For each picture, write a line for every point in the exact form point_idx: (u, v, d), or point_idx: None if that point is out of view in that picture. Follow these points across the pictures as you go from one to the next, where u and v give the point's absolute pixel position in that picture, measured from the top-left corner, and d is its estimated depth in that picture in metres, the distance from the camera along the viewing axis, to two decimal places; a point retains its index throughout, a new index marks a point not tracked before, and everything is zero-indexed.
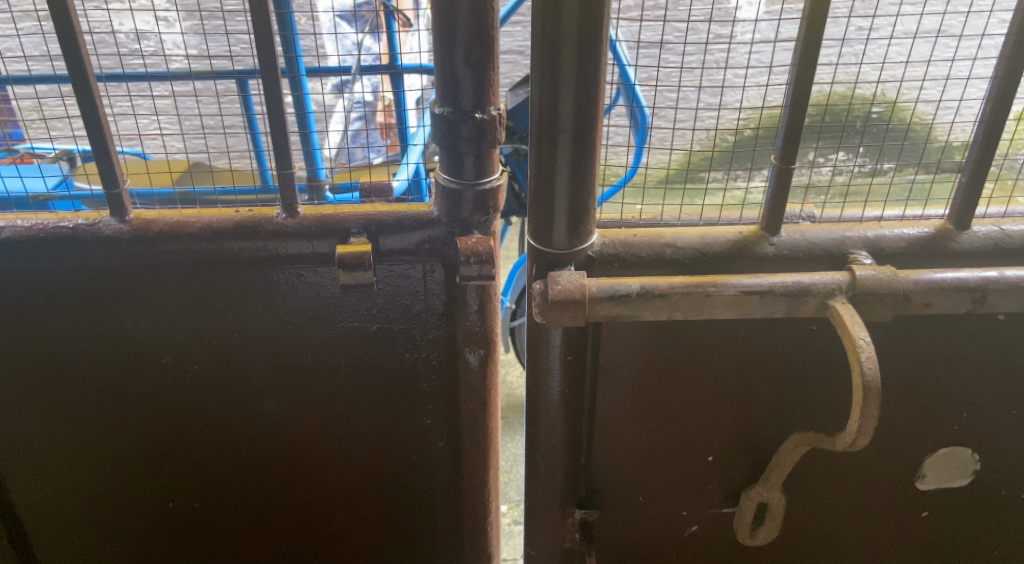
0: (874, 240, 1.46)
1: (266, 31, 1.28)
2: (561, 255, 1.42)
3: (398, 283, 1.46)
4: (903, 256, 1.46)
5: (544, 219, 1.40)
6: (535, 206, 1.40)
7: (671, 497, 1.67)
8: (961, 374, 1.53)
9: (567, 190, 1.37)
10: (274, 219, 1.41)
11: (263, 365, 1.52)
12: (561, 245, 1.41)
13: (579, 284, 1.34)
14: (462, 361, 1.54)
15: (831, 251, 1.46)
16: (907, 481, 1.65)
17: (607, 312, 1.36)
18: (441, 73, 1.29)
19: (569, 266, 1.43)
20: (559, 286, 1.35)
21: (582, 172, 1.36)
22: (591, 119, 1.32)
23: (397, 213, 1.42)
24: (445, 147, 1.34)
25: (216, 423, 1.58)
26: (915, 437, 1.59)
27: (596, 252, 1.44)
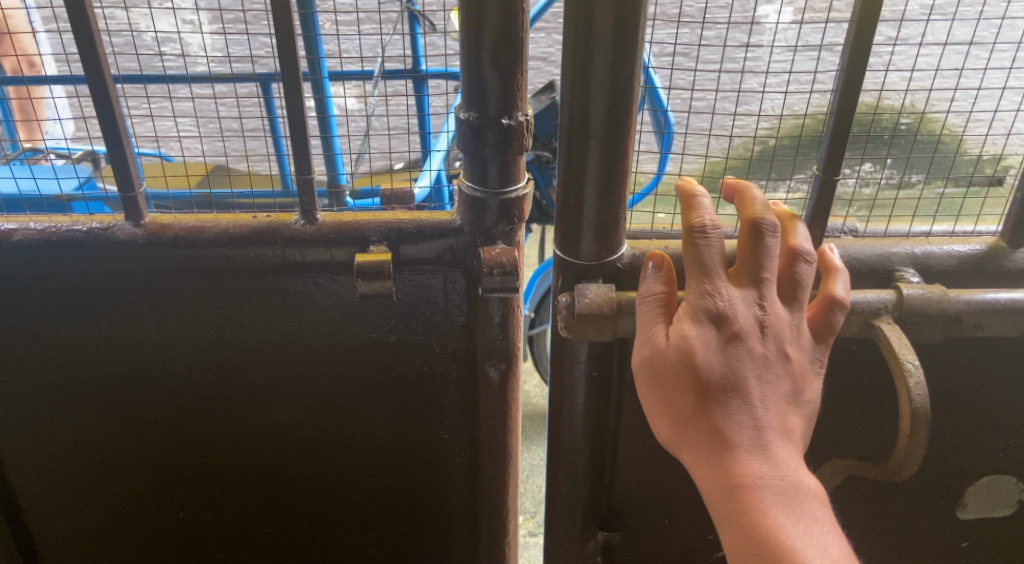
0: (923, 257, 1.41)
1: (288, 30, 1.23)
2: (586, 268, 1.37)
3: (417, 293, 1.42)
4: (953, 275, 1.41)
5: (571, 231, 1.36)
6: (562, 217, 1.36)
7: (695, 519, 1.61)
8: (1007, 399, 1.47)
9: (596, 199, 1.32)
10: (292, 225, 1.35)
11: (279, 375, 1.48)
12: (588, 257, 1.36)
13: (607, 296, 1.32)
14: (483, 375, 1.50)
15: (876, 269, 1.40)
16: (947, 510, 1.58)
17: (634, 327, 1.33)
18: (469, 77, 1.25)
19: (597, 278, 1.38)
20: (586, 299, 1.32)
21: (613, 184, 1.31)
22: (623, 124, 1.27)
23: (418, 222, 1.37)
24: (470, 153, 1.30)
25: (229, 433, 1.54)
26: (957, 463, 1.53)
27: (624, 264, 1.39)
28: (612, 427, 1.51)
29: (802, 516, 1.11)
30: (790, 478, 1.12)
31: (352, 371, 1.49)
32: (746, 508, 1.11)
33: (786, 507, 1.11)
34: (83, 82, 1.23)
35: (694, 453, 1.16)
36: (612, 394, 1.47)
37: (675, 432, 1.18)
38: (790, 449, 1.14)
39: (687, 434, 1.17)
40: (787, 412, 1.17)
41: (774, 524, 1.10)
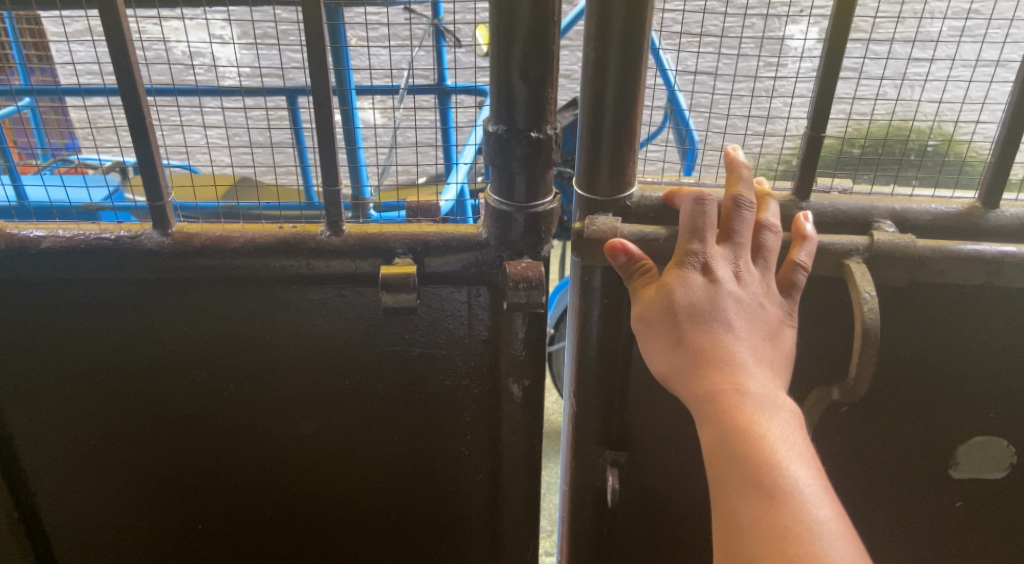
0: (900, 212, 1.40)
1: (319, 40, 1.22)
2: (601, 203, 1.39)
3: (442, 307, 1.42)
4: (929, 231, 1.40)
5: (589, 165, 1.37)
6: (586, 156, 1.36)
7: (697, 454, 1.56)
8: (1001, 356, 1.45)
9: (611, 133, 1.33)
10: (317, 237, 1.34)
11: (301, 386, 1.48)
12: (606, 193, 1.38)
13: (610, 226, 1.34)
14: (504, 391, 1.49)
15: (854, 222, 1.40)
16: (941, 468, 1.55)
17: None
18: (497, 89, 1.24)
19: (608, 213, 1.39)
20: (593, 227, 1.34)
21: (627, 122, 1.32)
22: (639, 55, 1.28)
23: (443, 233, 1.35)
24: (497, 166, 1.29)
25: (248, 444, 1.53)
26: (953, 416, 1.50)
27: (633, 204, 1.40)
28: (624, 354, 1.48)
29: (779, 422, 1.13)
30: (766, 390, 1.15)
31: (373, 385, 1.49)
32: (724, 409, 1.13)
33: (765, 411, 1.13)
34: (117, 91, 1.23)
35: (681, 374, 1.19)
36: (623, 321, 1.46)
37: (663, 360, 1.22)
38: (768, 372, 1.17)
39: (675, 362, 1.20)
40: (768, 345, 1.20)
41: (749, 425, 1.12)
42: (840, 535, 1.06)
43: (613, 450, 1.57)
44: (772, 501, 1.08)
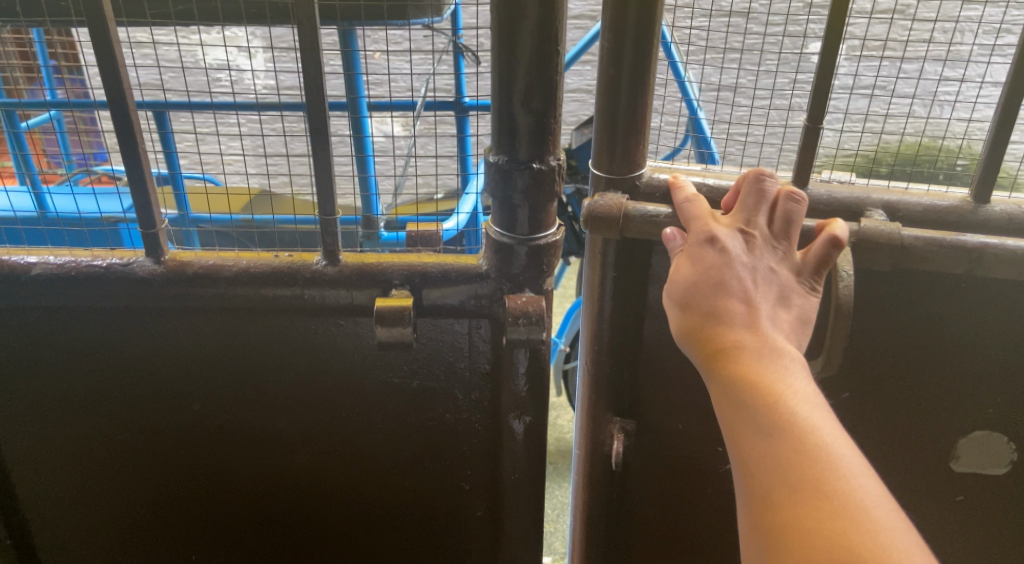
0: (890, 201, 1.37)
1: (315, 66, 1.18)
2: (611, 180, 1.39)
3: (441, 339, 1.38)
4: (920, 224, 1.36)
5: (603, 143, 1.38)
6: (600, 133, 1.37)
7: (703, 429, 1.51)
8: (998, 348, 1.38)
9: (624, 108, 1.34)
10: (312, 266, 1.30)
11: (296, 417, 1.44)
12: (618, 171, 1.39)
13: (616, 204, 1.34)
14: (506, 426, 1.45)
15: (840, 210, 1.37)
16: (939, 464, 1.47)
17: (640, 234, 1.34)
18: (499, 119, 1.20)
19: (619, 191, 1.40)
20: (599, 201, 1.35)
21: (639, 100, 1.34)
22: (651, 30, 1.29)
23: (442, 265, 1.31)
24: (499, 198, 1.25)
25: (243, 474, 1.49)
26: (950, 407, 1.42)
27: (643, 184, 1.40)
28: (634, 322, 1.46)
29: (791, 372, 1.05)
30: (773, 342, 1.06)
31: (370, 418, 1.45)
32: (737, 358, 1.06)
33: (782, 357, 1.05)
34: (108, 114, 1.20)
35: (697, 332, 1.10)
36: (634, 288, 1.44)
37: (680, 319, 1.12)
38: (777, 328, 1.08)
39: (691, 322, 1.11)
40: (779, 305, 1.10)
41: (759, 377, 1.04)
42: (869, 481, 0.99)
43: (620, 418, 1.52)
44: (793, 450, 1.00)
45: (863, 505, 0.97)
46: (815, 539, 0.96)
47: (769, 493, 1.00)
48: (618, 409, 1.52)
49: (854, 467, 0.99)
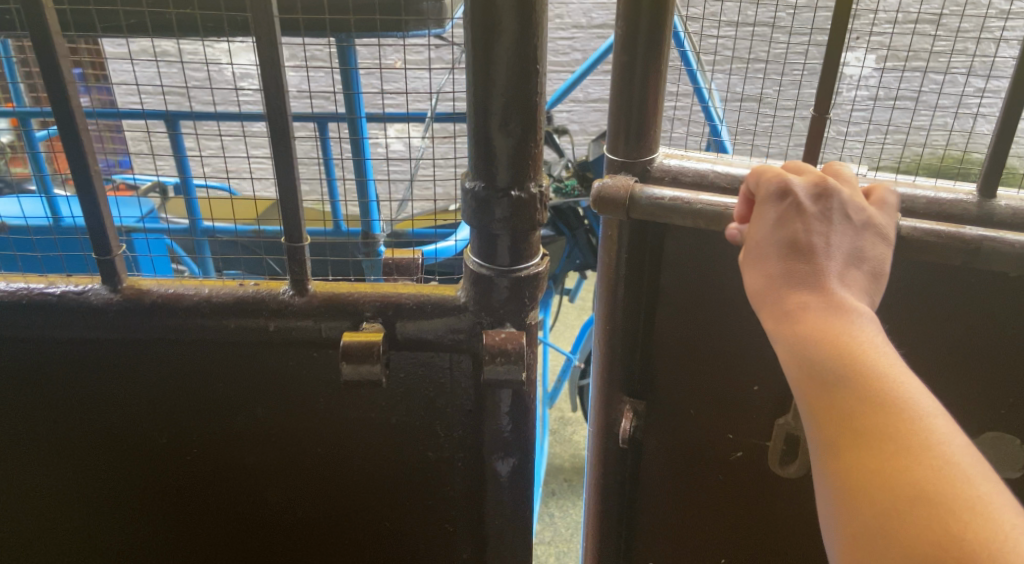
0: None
1: (277, 84, 1.09)
2: (626, 162, 1.47)
3: (418, 375, 1.29)
4: (922, 216, 1.34)
5: (618, 129, 1.45)
6: (615, 117, 1.45)
7: (714, 413, 1.57)
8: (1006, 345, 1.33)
9: (637, 94, 1.41)
10: (279, 296, 1.22)
11: (268, 453, 1.35)
12: (634, 152, 1.46)
13: (625, 185, 1.39)
14: (489, 468, 1.35)
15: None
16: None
17: (648, 212, 1.39)
18: (476, 144, 1.11)
19: (629, 174, 1.47)
20: (608, 182, 1.41)
21: (653, 81, 1.41)
22: (663, 23, 1.37)
23: (418, 297, 1.22)
24: (477, 227, 1.16)
25: (215, 510, 1.40)
26: (958, 406, 1.38)
27: (654, 169, 1.48)
28: (646, 307, 1.53)
29: (856, 317, 1.00)
30: (840, 298, 1.01)
31: (348, 456, 1.36)
32: (803, 324, 1.01)
33: (851, 314, 1.00)
34: (58, 133, 1.12)
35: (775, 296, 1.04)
36: (646, 270, 1.50)
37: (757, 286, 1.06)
38: (848, 282, 1.04)
39: (770, 286, 1.05)
40: (851, 258, 1.06)
41: (822, 326, 1.00)
42: (946, 421, 0.93)
43: (632, 399, 1.61)
44: (860, 396, 0.95)
45: (939, 445, 0.91)
46: (892, 486, 0.90)
47: (839, 444, 0.95)
48: (631, 391, 1.61)
49: (928, 407, 0.93)
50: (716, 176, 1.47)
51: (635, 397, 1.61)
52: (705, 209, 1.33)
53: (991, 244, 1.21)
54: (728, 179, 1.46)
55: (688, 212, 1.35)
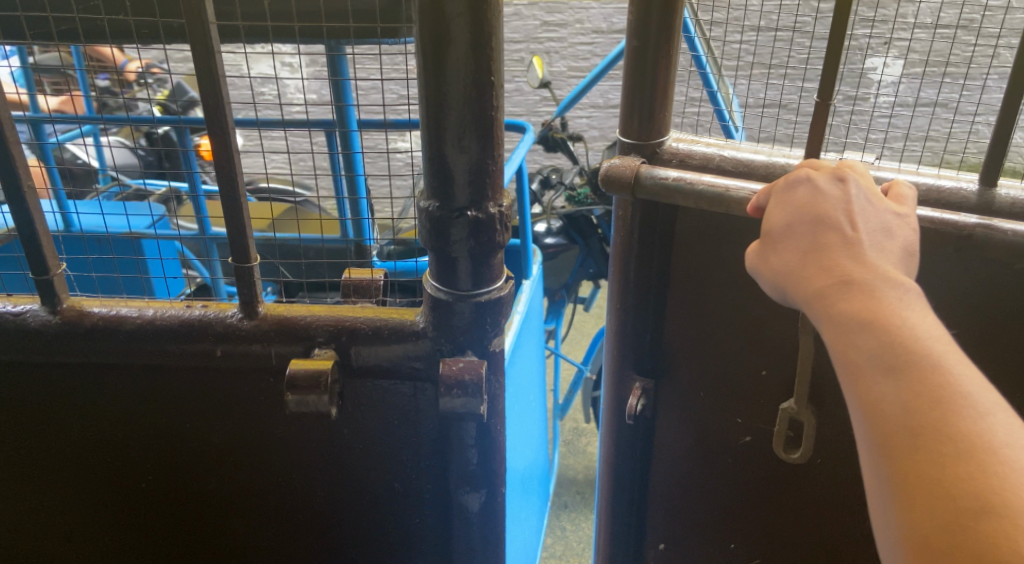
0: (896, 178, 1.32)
1: (216, 95, 1.02)
2: (637, 145, 1.46)
3: (378, 405, 1.21)
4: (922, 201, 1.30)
5: (629, 110, 1.44)
6: (628, 100, 1.44)
7: (721, 394, 1.52)
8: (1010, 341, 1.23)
9: (648, 75, 1.40)
10: (227, 319, 1.15)
11: (226, 482, 1.28)
12: (645, 135, 1.45)
13: (630, 165, 1.40)
14: (456, 502, 1.27)
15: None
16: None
17: (652, 193, 1.39)
18: (429, 162, 1.02)
19: (638, 156, 1.46)
20: (615, 162, 1.42)
21: (665, 69, 1.41)
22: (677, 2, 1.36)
23: (375, 321, 1.15)
24: (433, 251, 1.08)
25: (175, 540, 1.33)
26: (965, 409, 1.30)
27: (663, 151, 1.46)
28: (657, 284, 1.50)
29: (904, 300, 0.93)
30: (887, 277, 0.95)
31: (311, 487, 1.28)
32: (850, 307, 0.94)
33: (900, 295, 0.93)
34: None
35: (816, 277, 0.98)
36: (657, 254, 1.48)
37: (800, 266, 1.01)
38: (888, 262, 0.98)
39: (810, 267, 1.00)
40: (879, 233, 1.02)
41: (852, 301, 0.95)
42: (1005, 417, 0.85)
43: (642, 377, 1.58)
44: (911, 388, 0.88)
45: (1000, 444, 0.84)
46: (938, 461, 0.85)
47: (887, 439, 0.88)
48: (642, 368, 1.58)
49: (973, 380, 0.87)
50: (723, 160, 1.45)
51: (646, 373, 1.58)
52: (704, 189, 1.32)
53: (984, 232, 1.19)
54: (734, 164, 1.44)
55: (689, 192, 1.34)
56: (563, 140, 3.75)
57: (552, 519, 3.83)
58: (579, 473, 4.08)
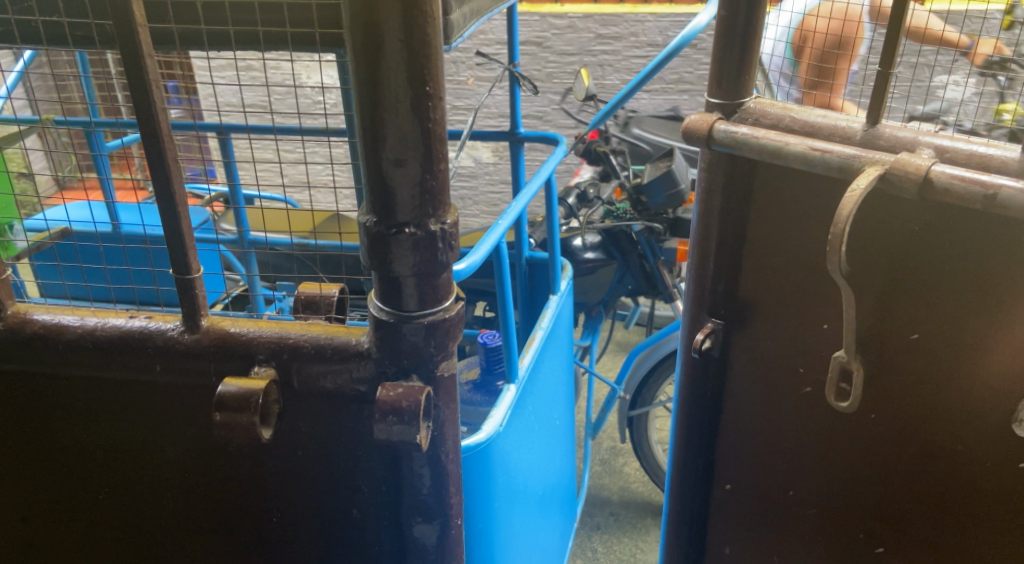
0: (941, 144, 1.39)
1: (146, 103, 0.99)
2: (721, 104, 1.62)
3: (322, 429, 1.15)
4: (963, 165, 1.37)
5: (720, 74, 1.62)
6: (717, 67, 1.62)
7: (788, 345, 1.60)
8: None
9: (740, 39, 1.59)
10: (167, 332, 1.11)
11: (178, 500, 1.23)
12: (730, 95, 1.61)
13: (707, 119, 1.56)
14: (409, 531, 1.20)
15: (897, 149, 1.43)
16: (998, 429, 1.33)
17: (723, 145, 1.53)
18: (369, 178, 0.97)
19: (722, 113, 1.62)
20: (693, 118, 1.58)
21: (753, 31, 1.59)
22: None
23: (318, 340, 1.11)
24: (375, 271, 1.02)
25: (130, 556, 1.29)
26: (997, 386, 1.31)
27: (746, 109, 1.61)
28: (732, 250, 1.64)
29: None
30: None
31: (267, 509, 1.23)
32: None
33: None
34: None
35: None
36: (734, 215, 1.61)
37: None
38: None
39: None
40: None
41: None
42: None
43: (714, 318, 1.71)
44: None
45: None
46: None
47: None
48: (716, 311, 1.70)
49: None
50: (793, 121, 1.56)
51: (719, 316, 1.70)
52: (767, 143, 1.46)
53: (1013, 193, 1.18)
54: (801, 124, 1.54)
55: (755, 146, 1.48)
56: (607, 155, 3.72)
57: (583, 540, 3.73)
58: (613, 494, 3.98)
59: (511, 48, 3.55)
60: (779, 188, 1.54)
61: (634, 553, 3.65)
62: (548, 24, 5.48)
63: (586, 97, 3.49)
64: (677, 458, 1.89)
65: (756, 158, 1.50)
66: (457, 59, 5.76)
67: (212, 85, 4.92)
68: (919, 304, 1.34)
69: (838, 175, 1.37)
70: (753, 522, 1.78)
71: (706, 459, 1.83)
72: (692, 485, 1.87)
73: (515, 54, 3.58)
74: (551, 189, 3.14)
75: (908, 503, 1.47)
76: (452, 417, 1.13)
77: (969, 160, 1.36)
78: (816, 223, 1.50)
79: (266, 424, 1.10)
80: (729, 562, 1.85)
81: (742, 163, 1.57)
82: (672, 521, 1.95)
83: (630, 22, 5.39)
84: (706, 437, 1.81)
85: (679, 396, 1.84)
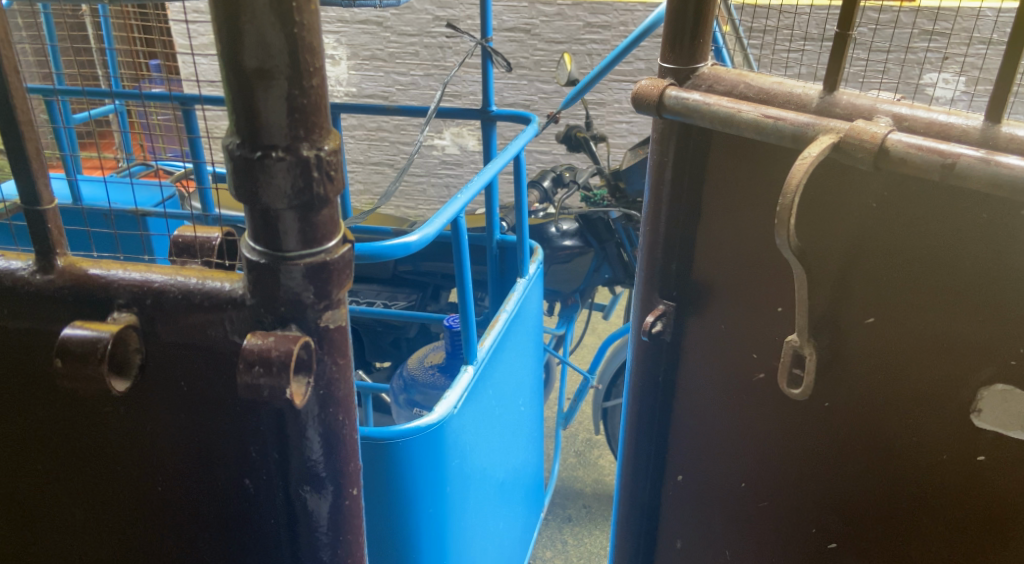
0: (900, 111, 1.24)
1: None
2: (674, 70, 1.47)
3: (199, 389, 1.02)
4: (921, 135, 1.22)
5: (677, 36, 1.46)
6: (671, 28, 1.47)
7: (741, 329, 1.48)
8: (998, 292, 1.12)
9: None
10: (17, 272, 1.01)
11: (53, 464, 1.11)
12: (683, 60, 1.46)
13: (658, 85, 1.43)
14: (299, 504, 1.07)
15: (854, 118, 1.28)
16: (953, 421, 1.21)
17: (674, 113, 1.41)
18: (235, 100, 0.86)
19: (677, 80, 1.47)
20: (642, 84, 1.45)
21: None
22: None
23: (186, 284, 0.99)
24: (247, 207, 0.91)
25: (11, 526, 1.17)
26: (951, 374, 1.19)
27: (703, 75, 1.46)
28: (687, 219, 1.51)
29: None
30: None
31: (151, 476, 1.10)
32: None
33: None
34: None
35: None
36: (688, 184, 1.48)
37: None
38: None
39: None
40: None
41: None
42: None
43: (666, 300, 1.58)
44: None
45: None
46: None
47: None
48: (668, 292, 1.58)
49: None
50: (748, 88, 1.40)
51: (671, 298, 1.58)
52: (720, 111, 1.33)
53: (973, 163, 1.07)
54: (755, 91, 1.39)
55: (707, 113, 1.35)
56: (586, 142, 3.56)
57: (553, 532, 3.62)
58: (585, 486, 3.87)
59: (485, 25, 3.40)
60: (730, 155, 1.41)
61: (603, 545, 3.55)
62: (536, 11, 5.37)
63: (568, 82, 3.22)
64: (628, 445, 1.77)
65: (708, 126, 1.37)
66: (444, 44, 5.61)
67: (194, 64, 4.80)
68: (873, 287, 1.22)
69: (790, 144, 1.25)
70: (704, 511, 1.67)
71: (660, 444, 1.71)
72: (643, 474, 1.76)
73: (489, 32, 3.43)
74: (518, 167, 2.99)
75: (864, 498, 1.36)
76: (342, 374, 1.01)
77: (929, 128, 1.22)
78: (767, 194, 1.37)
79: (124, 375, 1.01)
80: (681, 554, 1.75)
81: (693, 130, 1.44)
82: (624, 513, 1.84)
83: (619, 11, 5.25)
84: (659, 424, 1.70)
85: (630, 379, 1.72)
